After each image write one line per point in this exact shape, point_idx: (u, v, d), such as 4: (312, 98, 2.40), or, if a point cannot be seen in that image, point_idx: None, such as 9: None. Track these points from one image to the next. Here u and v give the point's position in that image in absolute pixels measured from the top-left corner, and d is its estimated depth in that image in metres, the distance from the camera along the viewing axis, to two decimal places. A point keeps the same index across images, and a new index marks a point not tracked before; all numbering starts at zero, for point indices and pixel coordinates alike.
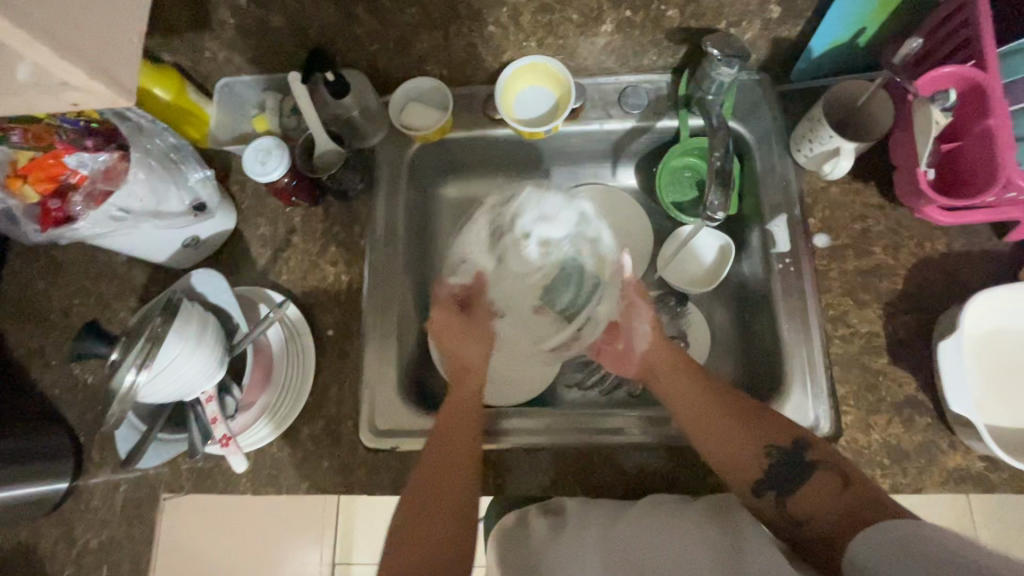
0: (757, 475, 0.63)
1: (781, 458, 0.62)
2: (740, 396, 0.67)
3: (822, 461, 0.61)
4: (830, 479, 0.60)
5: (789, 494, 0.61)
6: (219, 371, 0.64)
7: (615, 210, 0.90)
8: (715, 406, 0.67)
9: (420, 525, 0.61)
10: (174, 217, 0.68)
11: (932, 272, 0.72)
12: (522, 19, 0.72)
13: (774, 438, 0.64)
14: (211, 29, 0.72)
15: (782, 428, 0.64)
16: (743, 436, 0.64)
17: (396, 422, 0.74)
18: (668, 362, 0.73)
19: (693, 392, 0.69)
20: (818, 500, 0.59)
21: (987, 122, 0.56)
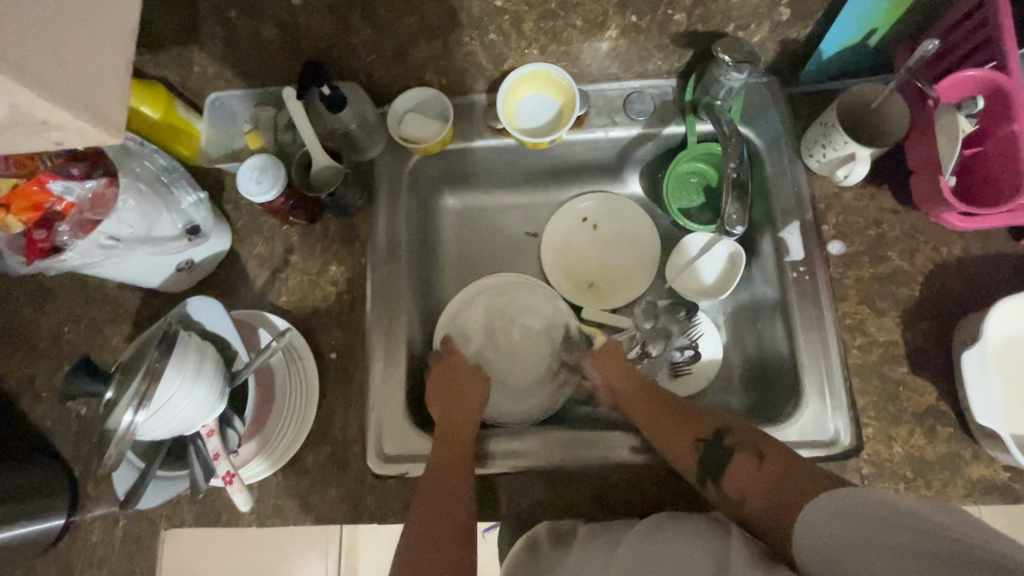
0: (695, 466, 0.62)
1: (708, 450, 0.62)
2: (671, 402, 0.70)
3: (738, 444, 0.61)
4: (746, 459, 0.59)
5: (720, 478, 0.60)
6: (220, 403, 0.61)
7: (618, 221, 0.90)
8: (662, 414, 0.69)
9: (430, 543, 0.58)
10: (167, 242, 0.65)
11: (950, 278, 0.70)
12: (524, 26, 0.69)
13: (698, 432, 0.65)
14: (200, 43, 0.69)
15: (703, 423, 0.66)
16: (676, 433, 0.66)
17: (405, 447, 0.71)
18: (630, 385, 0.75)
19: (645, 406, 0.71)
20: (741, 482, 0.58)
21: (1012, 127, 0.55)
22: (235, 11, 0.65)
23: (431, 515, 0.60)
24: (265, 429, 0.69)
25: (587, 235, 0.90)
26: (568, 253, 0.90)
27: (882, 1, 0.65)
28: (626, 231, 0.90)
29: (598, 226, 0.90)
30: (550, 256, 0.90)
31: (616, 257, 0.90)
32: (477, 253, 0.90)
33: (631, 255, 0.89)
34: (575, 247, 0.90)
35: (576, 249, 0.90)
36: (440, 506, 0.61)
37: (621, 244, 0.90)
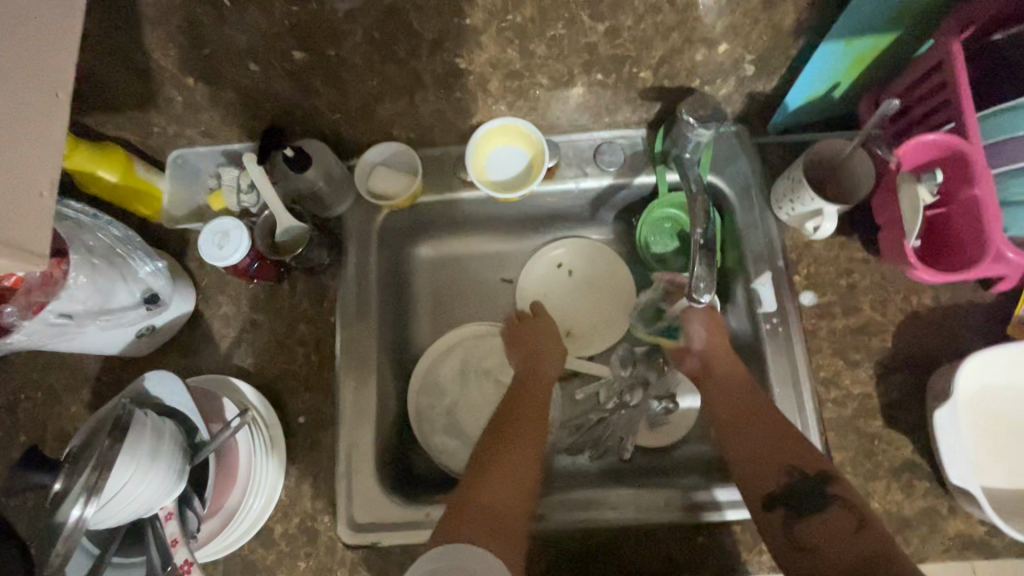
0: (772, 489, 0.61)
1: (799, 482, 0.60)
2: (787, 425, 0.65)
3: (839, 500, 0.58)
4: (845, 520, 0.56)
5: (800, 518, 0.58)
6: (179, 483, 0.59)
7: (594, 266, 0.89)
8: (763, 428, 0.65)
9: (491, 517, 0.57)
10: (123, 313, 0.63)
11: (922, 328, 0.70)
12: (490, 85, 0.69)
13: (798, 462, 0.62)
14: (158, 107, 0.68)
15: (804, 457, 0.62)
16: (772, 450, 0.63)
17: (375, 515, 0.69)
18: (728, 359, 0.73)
19: (737, 392, 0.69)
20: (828, 533, 0.56)
21: (973, 191, 0.56)
22: (191, 78, 0.63)
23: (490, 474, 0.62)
24: (230, 504, 0.65)
25: (563, 280, 0.89)
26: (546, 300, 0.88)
27: (841, 60, 0.66)
28: (603, 276, 0.88)
29: (574, 271, 0.89)
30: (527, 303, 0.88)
31: (591, 304, 0.88)
32: (452, 301, 0.88)
33: (607, 301, 0.88)
34: (551, 293, 0.88)
35: (551, 297, 0.88)
36: (506, 475, 0.62)
37: (597, 289, 0.88)
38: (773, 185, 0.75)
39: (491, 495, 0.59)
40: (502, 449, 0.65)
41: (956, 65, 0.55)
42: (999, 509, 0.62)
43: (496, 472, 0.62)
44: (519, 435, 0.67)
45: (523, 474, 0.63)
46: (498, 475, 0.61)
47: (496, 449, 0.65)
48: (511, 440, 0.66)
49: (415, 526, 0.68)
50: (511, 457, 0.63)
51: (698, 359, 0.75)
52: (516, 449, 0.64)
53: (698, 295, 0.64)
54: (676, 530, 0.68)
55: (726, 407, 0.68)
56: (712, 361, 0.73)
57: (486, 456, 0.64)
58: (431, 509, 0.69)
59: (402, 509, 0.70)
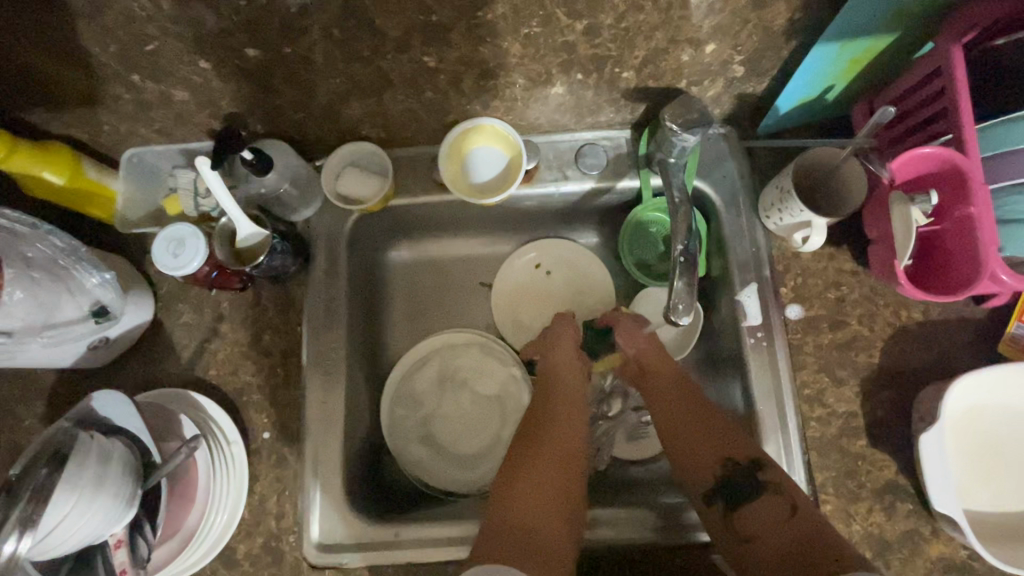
0: (712, 484, 0.59)
1: (733, 474, 0.59)
2: (716, 416, 0.63)
3: (773, 484, 0.57)
4: (779, 506, 0.55)
5: (736, 509, 0.57)
6: (129, 509, 0.56)
7: (570, 268, 0.85)
8: (693, 419, 0.63)
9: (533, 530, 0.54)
10: (70, 329, 0.60)
11: (910, 345, 0.68)
12: (462, 84, 0.65)
13: (734, 452, 0.60)
14: (106, 104, 0.63)
15: (741, 445, 0.60)
16: (714, 437, 0.61)
17: (340, 535, 0.67)
18: (659, 358, 0.71)
19: (668, 385, 0.67)
20: (761, 524, 0.55)
21: (969, 211, 0.53)
22: (137, 75, 0.59)
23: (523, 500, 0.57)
24: (189, 525, 0.62)
25: (542, 281, 0.85)
26: (522, 303, 0.84)
27: (835, 63, 0.62)
28: (582, 277, 0.85)
29: (552, 273, 0.85)
30: (503, 308, 0.84)
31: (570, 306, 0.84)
32: (427, 307, 0.85)
33: (586, 303, 0.84)
34: (527, 296, 0.85)
35: (527, 299, 0.85)
36: (535, 500, 0.57)
37: (574, 291, 0.85)
38: (760, 193, 0.72)
39: (528, 502, 0.57)
40: (531, 471, 0.59)
41: (957, 73, 0.52)
42: (983, 533, 0.60)
43: (531, 497, 0.57)
44: (548, 453, 0.62)
45: (558, 498, 0.58)
46: (532, 500, 0.57)
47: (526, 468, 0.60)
48: (536, 460, 0.61)
49: (385, 546, 0.66)
50: (539, 480, 0.59)
51: (635, 362, 0.72)
52: (547, 469, 0.60)
53: (676, 316, 0.61)
54: (654, 551, 0.65)
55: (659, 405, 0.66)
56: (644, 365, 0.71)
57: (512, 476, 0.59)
58: (400, 529, 0.67)
59: (369, 528, 0.67)
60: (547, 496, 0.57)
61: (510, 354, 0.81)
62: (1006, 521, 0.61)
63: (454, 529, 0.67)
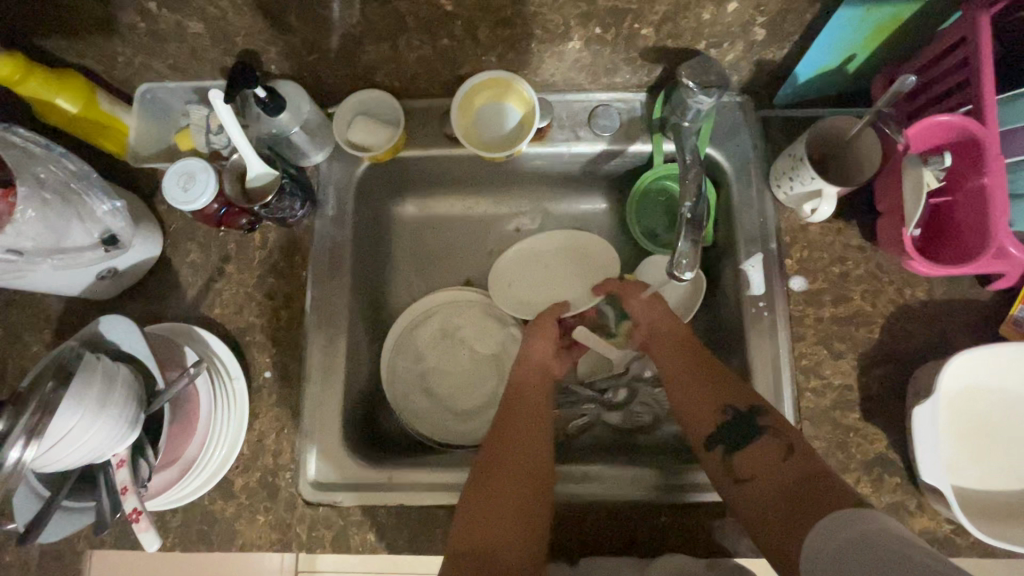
0: (711, 428, 0.59)
1: (734, 420, 0.58)
2: (715, 366, 0.64)
3: (772, 429, 0.57)
4: (775, 448, 0.55)
5: (735, 454, 0.57)
6: (131, 431, 0.57)
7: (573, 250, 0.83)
8: (691, 373, 0.63)
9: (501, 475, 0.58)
10: (78, 254, 0.62)
11: (910, 322, 0.68)
12: (479, 32, 0.65)
13: (730, 398, 0.60)
14: (122, 33, 0.63)
15: (738, 391, 0.60)
16: (707, 390, 0.61)
17: (337, 474, 0.68)
18: (662, 322, 0.70)
19: (665, 340, 0.68)
20: (759, 466, 0.55)
21: (982, 180, 0.53)
22: (153, 2, 0.59)
23: (488, 536, 0.52)
24: (189, 454, 0.63)
25: (545, 255, 0.83)
26: (519, 277, 0.83)
27: (858, 29, 0.61)
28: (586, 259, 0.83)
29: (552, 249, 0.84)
30: (507, 278, 0.83)
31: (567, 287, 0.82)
32: (431, 264, 0.85)
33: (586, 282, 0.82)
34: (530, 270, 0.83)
35: (527, 268, 0.83)
36: (499, 536, 0.52)
37: (578, 270, 0.83)
38: (772, 163, 0.71)
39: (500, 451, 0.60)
40: (494, 500, 0.55)
41: (982, 38, 0.51)
42: (969, 508, 0.61)
43: (494, 533, 0.53)
44: (515, 484, 0.57)
45: (522, 534, 0.53)
46: (498, 536, 0.52)
47: (487, 497, 0.56)
48: (500, 488, 0.56)
49: (379, 488, 0.68)
50: (499, 511, 0.54)
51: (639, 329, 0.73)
52: (511, 499, 0.55)
53: (680, 273, 0.61)
54: (639, 507, 0.66)
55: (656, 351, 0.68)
56: (654, 337, 0.70)
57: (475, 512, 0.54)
58: (394, 472, 0.69)
59: (362, 470, 0.69)
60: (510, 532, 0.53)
61: (510, 315, 0.81)
62: (992, 498, 0.61)
63: (448, 475, 0.68)
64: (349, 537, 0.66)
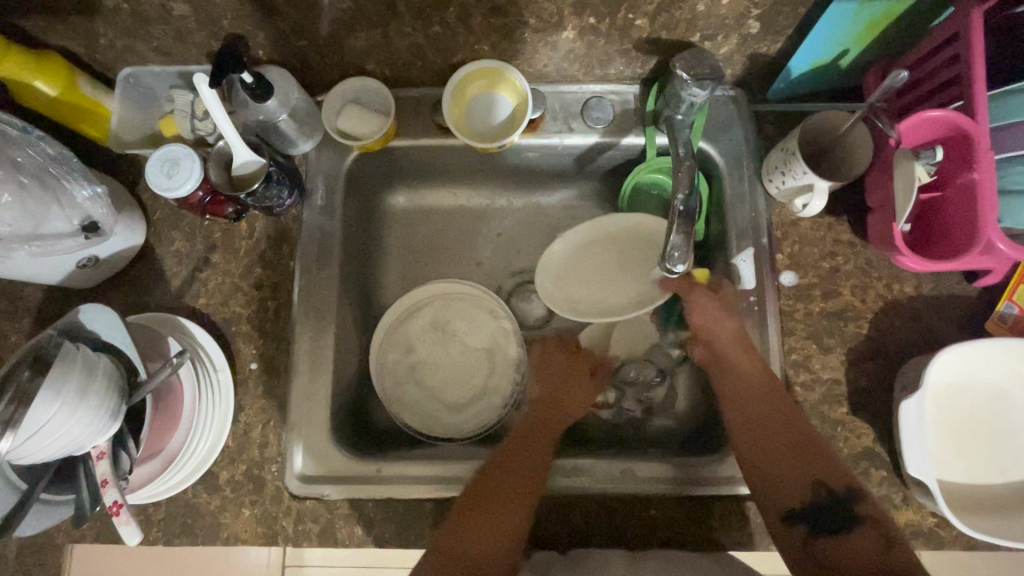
0: (797, 505, 0.57)
1: (828, 499, 0.57)
2: (806, 430, 0.61)
3: (872, 520, 0.55)
4: (873, 540, 0.53)
5: (819, 537, 0.55)
6: (113, 422, 0.56)
7: (626, 246, 0.79)
8: (783, 436, 0.61)
9: (499, 488, 0.61)
10: (58, 241, 0.60)
11: (899, 317, 0.68)
12: (471, 20, 0.64)
13: (825, 477, 0.58)
14: (103, 14, 0.61)
15: (835, 472, 0.58)
16: (797, 461, 0.59)
17: (324, 467, 0.68)
18: (756, 372, 0.65)
19: (757, 392, 0.64)
20: (845, 557, 0.53)
21: (972, 176, 0.53)
22: None
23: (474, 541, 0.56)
24: (172, 447, 0.62)
25: (596, 254, 0.79)
26: (570, 272, 0.79)
27: (851, 23, 0.61)
28: (643, 254, 0.78)
29: (599, 250, 0.79)
30: (549, 280, 0.79)
31: (612, 290, 0.78)
32: (422, 256, 0.84)
33: (633, 278, 0.78)
34: (576, 271, 0.79)
35: (575, 268, 0.80)
36: (481, 548, 0.55)
37: (625, 268, 0.78)
38: (765, 157, 0.71)
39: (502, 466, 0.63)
40: (481, 516, 0.58)
41: (973, 33, 0.51)
42: (953, 501, 0.62)
43: (477, 548, 0.55)
44: (506, 500, 0.60)
45: (509, 542, 0.56)
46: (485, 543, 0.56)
47: (477, 513, 0.58)
48: (488, 506, 0.59)
49: (367, 481, 0.67)
50: (487, 529, 0.57)
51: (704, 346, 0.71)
52: (501, 519, 0.58)
53: (672, 266, 0.61)
54: (639, 501, 0.66)
55: (733, 400, 0.66)
56: (742, 382, 0.65)
57: (465, 527, 0.57)
58: (383, 465, 0.68)
59: (350, 464, 0.68)
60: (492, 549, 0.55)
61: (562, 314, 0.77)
62: (976, 492, 0.62)
63: (441, 468, 0.67)
64: (337, 531, 0.65)
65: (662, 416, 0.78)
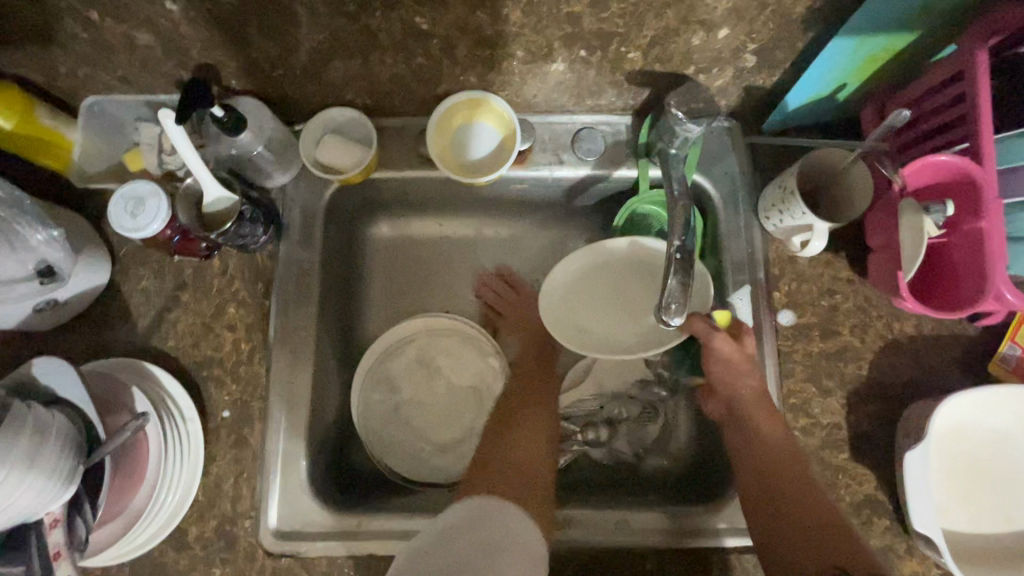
0: None
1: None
2: (824, 495, 0.57)
3: None
4: None
5: None
6: (67, 487, 0.51)
7: (625, 272, 0.73)
8: (801, 506, 0.57)
9: (518, 433, 0.64)
10: (12, 286, 0.58)
11: (900, 358, 0.66)
12: (457, 51, 0.61)
13: (847, 560, 0.51)
14: (62, 44, 0.57)
15: (858, 555, 0.52)
16: (817, 539, 0.54)
17: (301, 522, 0.64)
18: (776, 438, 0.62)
19: (776, 461, 0.60)
20: None
21: (979, 225, 0.51)
22: (95, 11, 0.54)
23: (515, 470, 0.60)
24: (136, 506, 0.59)
25: (599, 280, 0.74)
26: (573, 298, 0.73)
27: (849, 59, 0.59)
28: (646, 284, 0.73)
29: (603, 275, 0.74)
30: (554, 308, 0.73)
31: (616, 323, 0.73)
32: (406, 290, 0.80)
33: (638, 311, 0.72)
34: (580, 297, 0.73)
35: (579, 294, 0.74)
36: (525, 455, 0.62)
37: (629, 298, 0.73)
38: (761, 192, 0.69)
39: (514, 415, 0.66)
40: (519, 436, 0.64)
41: (979, 76, 0.49)
42: (958, 553, 0.59)
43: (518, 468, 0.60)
44: (523, 433, 0.64)
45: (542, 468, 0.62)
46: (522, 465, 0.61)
47: (509, 436, 0.64)
48: (519, 428, 0.65)
49: (347, 536, 0.63)
50: (523, 446, 0.63)
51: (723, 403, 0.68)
52: (529, 450, 0.62)
53: (668, 318, 0.59)
54: (635, 556, 0.63)
55: (746, 459, 0.62)
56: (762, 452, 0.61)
57: (502, 455, 0.62)
58: (364, 518, 0.64)
59: (330, 516, 0.64)
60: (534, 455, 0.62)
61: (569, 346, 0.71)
62: (983, 542, 0.60)
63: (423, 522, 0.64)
64: None
65: (657, 456, 0.75)
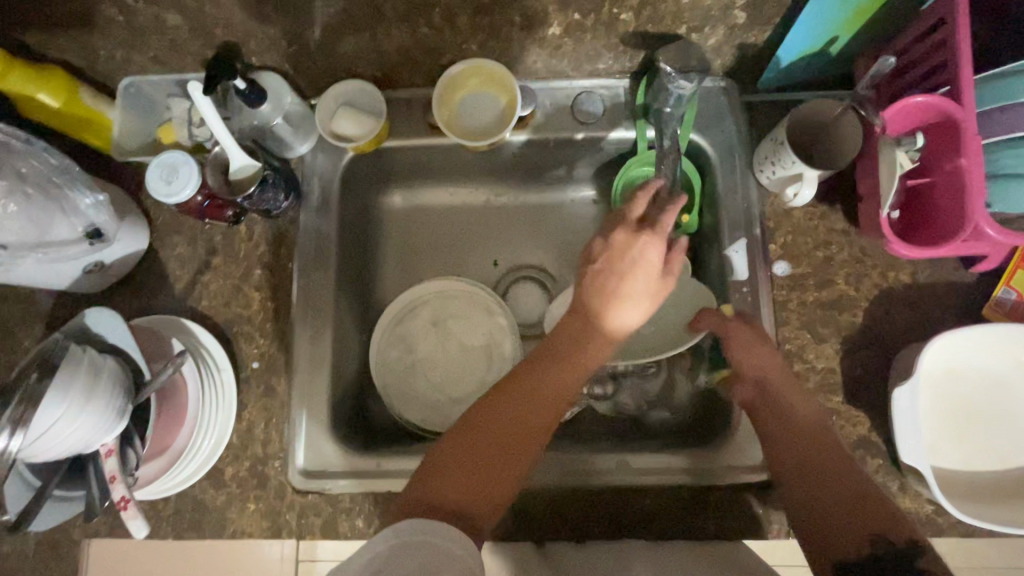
0: (851, 556, 0.49)
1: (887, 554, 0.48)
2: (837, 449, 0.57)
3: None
4: None
5: None
6: (118, 420, 0.57)
7: None
8: (830, 473, 0.55)
9: (472, 457, 0.52)
10: (64, 248, 0.65)
11: (895, 305, 0.68)
12: (458, 21, 0.65)
13: (883, 528, 0.49)
14: (102, 29, 0.63)
15: (894, 520, 0.50)
16: (847, 503, 0.52)
17: (326, 463, 0.69)
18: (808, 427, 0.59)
19: (800, 431, 0.59)
20: None
21: (959, 161, 0.53)
22: None
23: (443, 495, 0.50)
24: (178, 444, 0.64)
25: None
26: None
27: (837, 10, 0.60)
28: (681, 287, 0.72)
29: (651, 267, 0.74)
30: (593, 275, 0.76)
31: None
32: (420, 256, 0.85)
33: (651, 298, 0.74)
34: None
35: None
36: (465, 492, 0.51)
37: None
38: (756, 149, 0.71)
39: (466, 451, 0.52)
40: (465, 462, 0.52)
41: (958, 15, 0.51)
42: (950, 490, 0.61)
43: (452, 499, 0.50)
44: (487, 456, 0.52)
45: (484, 504, 0.51)
46: (461, 491, 0.50)
47: (450, 471, 0.51)
48: (471, 449, 0.53)
49: (373, 474, 0.69)
50: (462, 478, 0.51)
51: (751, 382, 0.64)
52: (476, 469, 0.52)
53: None
54: (630, 492, 0.67)
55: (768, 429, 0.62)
56: (769, 382, 0.62)
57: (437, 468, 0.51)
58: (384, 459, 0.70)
59: (350, 458, 0.70)
60: (472, 500, 0.50)
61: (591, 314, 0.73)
62: (975, 479, 0.62)
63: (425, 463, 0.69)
64: (338, 525, 0.67)
65: (661, 409, 0.78)
